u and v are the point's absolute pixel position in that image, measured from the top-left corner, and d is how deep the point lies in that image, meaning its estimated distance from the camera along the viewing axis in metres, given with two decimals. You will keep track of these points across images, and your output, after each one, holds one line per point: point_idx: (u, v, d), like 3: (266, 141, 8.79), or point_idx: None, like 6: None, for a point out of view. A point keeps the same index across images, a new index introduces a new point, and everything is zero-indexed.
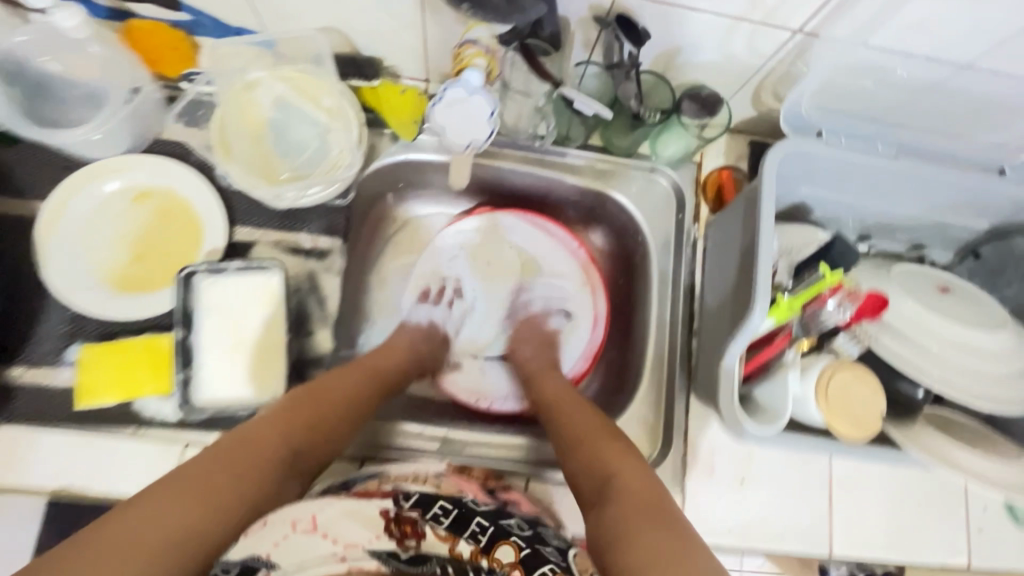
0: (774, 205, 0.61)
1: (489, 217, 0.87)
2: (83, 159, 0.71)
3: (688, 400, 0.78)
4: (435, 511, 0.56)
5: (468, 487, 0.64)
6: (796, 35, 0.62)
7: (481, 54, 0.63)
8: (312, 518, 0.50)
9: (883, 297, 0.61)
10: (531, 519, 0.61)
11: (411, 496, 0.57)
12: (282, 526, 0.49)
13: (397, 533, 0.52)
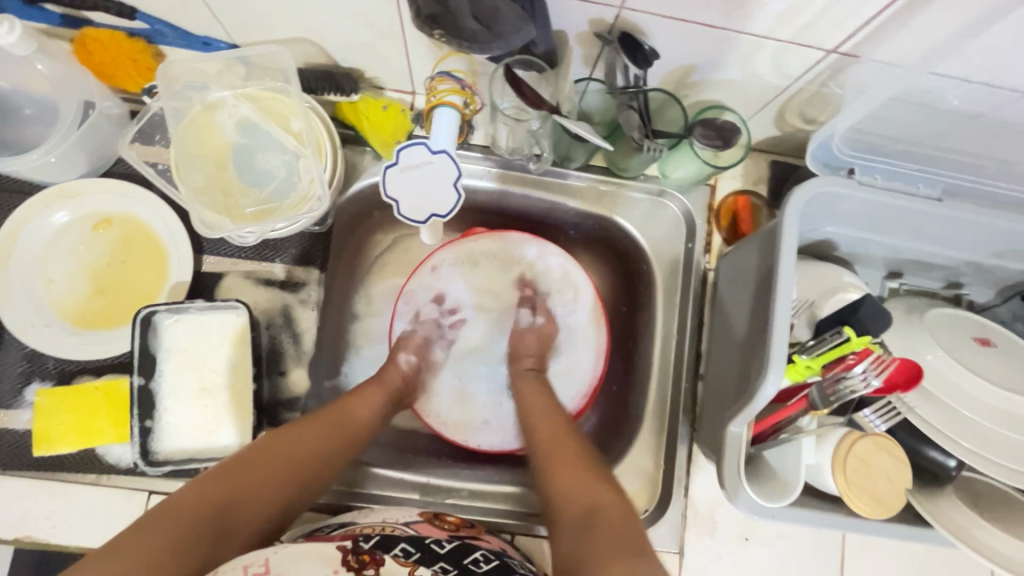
0: (797, 252, 0.53)
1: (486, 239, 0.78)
2: (41, 182, 0.66)
3: (690, 449, 0.72)
4: (397, 551, 0.55)
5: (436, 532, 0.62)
6: (829, 55, 0.53)
7: (455, 89, 0.56)
8: (264, 560, 0.46)
9: (918, 366, 0.56)
10: (496, 552, 0.61)
11: (371, 537, 0.55)
12: (232, 573, 0.45)
13: (356, 563, 0.49)
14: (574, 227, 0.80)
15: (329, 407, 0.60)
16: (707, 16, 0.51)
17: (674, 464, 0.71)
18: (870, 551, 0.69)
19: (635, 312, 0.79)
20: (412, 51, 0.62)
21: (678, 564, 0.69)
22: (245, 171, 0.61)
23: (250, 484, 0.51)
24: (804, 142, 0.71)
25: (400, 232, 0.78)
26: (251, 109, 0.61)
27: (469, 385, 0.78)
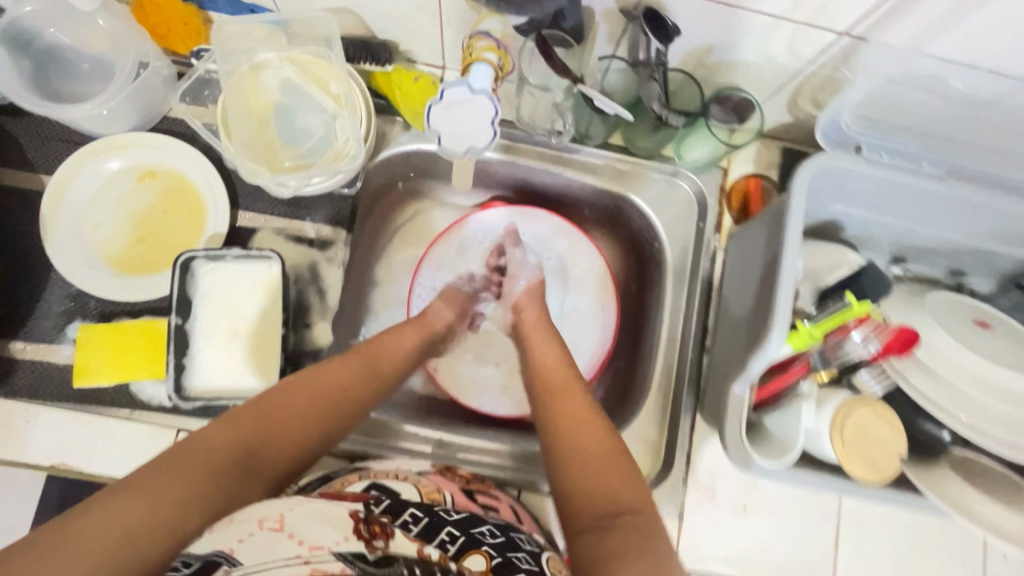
0: (802, 225, 0.56)
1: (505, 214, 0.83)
2: (92, 134, 0.70)
3: (694, 420, 0.74)
4: (406, 518, 0.50)
5: (448, 486, 0.63)
6: (841, 38, 0.56)
7: (491, 48, 0.58)
8: (279, 518, 0.43)
9: (914, 332, 0.56)
10: (503, 528, 0.58)
11: (381, 503, 0.52)
12: (248, 524, 0.43)
13: (367, 533, 0.45)
14: (590, 204, 0.83)
15: (327, 365, 0.60)
16: None
17: (679, 434, 0.73)
18: (865, 527, 0.71)
19: (645, 289, 0.83)
20: (446, 24, 0.65)
21: (678, 529, 0.71)
22: (286, 128, 0.65)
23: (247, 436, 0.52)
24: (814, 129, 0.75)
25: (421, 203, 0.83)
26: (294, 71, 0.65)
27: (483, 352, 0.82)
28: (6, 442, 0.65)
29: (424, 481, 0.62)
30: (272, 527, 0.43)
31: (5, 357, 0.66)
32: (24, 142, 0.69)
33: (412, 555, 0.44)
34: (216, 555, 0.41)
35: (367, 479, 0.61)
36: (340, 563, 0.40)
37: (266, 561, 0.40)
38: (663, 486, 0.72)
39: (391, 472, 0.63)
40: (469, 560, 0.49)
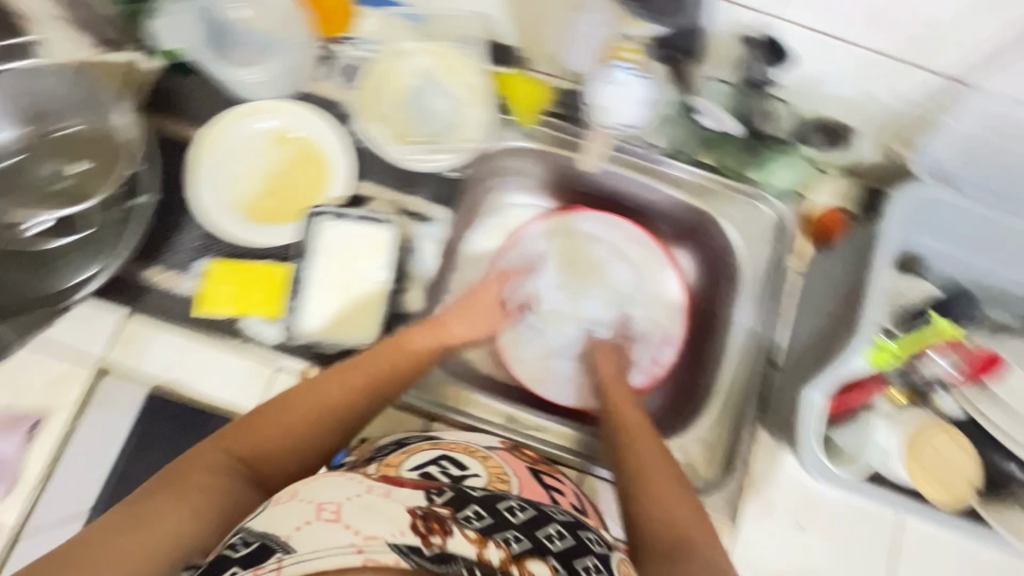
0: (893, 244, 0.59)
1: (585, 220, 0.89)
2: (243, 98, 0.79)
3: (757, 433, 0.76)
4: (467, 512, 0.44)
5: (515, 465, 0.65)
6: (943, 80, 0.61)
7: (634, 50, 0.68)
8: (337, 508, 0.42)
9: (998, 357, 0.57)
10: (571, 526, 0.49)
11: (444, 492, 0.47)
12: (307, 514, 0.43)
13: (423, 529, 0.40)
14: (670, 219, 0.88)
15: (330, 373, 0.61)
16: (841, 30, 0.60)
17: (742, 444, 0.75)
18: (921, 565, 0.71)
19: (714, 305, 0.86)
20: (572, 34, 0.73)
21: (732, 536, 0.72)
22: (421, 109, 0.78)
23: (265, 436, 0.54)
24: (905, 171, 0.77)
25: (503, 201, 0.89)
26: (434, 62, 0.74)
27: (552, 345, 0.86)
28: (128, 354, 0.72)
29: (490, 459, 0.64)
30: (329, 517, 0.41)
31: (139, 279, 0.73)
32: (186, 98, 0.78)
33: (470, 556, 0.39)
34: (275, 538, 0.41)
35: (439, 450, 0.63)
36: (394, 554, 0.37)
37: (321, 548, 0.38)
38: (723, 489, 0.73)
39: (462, 444, 0.65)
40: (532, 566, 0.41)
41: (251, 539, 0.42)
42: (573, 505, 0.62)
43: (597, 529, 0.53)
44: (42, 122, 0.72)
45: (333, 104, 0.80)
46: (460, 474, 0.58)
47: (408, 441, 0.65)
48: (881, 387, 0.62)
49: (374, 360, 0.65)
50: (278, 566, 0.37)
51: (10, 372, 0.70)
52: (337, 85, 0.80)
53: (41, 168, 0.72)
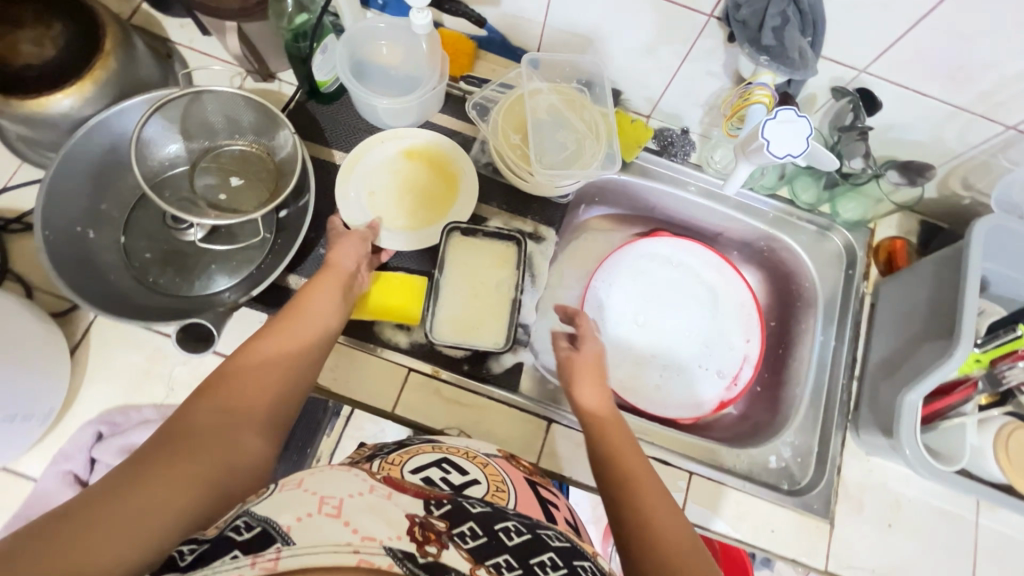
0: (979, 265, 0.69)
1: (669, 242, 0.98)
2: (375, 125, 0.87)
3: (845, 439, 0.82)
4: (463, 529, 0.46)
5: (512, 475, 0.65)
6: (1007, 130, 0.73)
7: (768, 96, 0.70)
8: (338, 504, 0.44)
9: None
10: (567, 555, 0.49)
11: (442, 505, 0.49)
12: (306, 506, 0.43)
13: (420, 537, 0.43)
14: (742, 245, 0.99)
15: (295, 322, 0.65)
16: (924, 86, 0.71)
17: (829, 447, 0.82)
18: (996, 561, 0.78)
19: (788, 323, 0.95)
20: (676, 80, 0.83)
21: (830, 535, 0.78)
22: (546, 141, 0.82)
23: (257, 388, 0.57)
24: (959, 207, 0.88)
25: (595, 230, 1.01)
26: (558, 99, 0.84)
27: (642, 359, 0.95)
28: None
29: (491, 465, 0.64)
30: (330, 512, 0.43)
31: (281, 285, 0.77)
32: (324, 123, 0.86)
33: (462, 569, 0.41)
34: (275, 526, 0.41)
35: (441, 453, 0.64)
36: (389, 559, 0.39)
37: (319, 542, 0.39)
38: (817, 489, 0.79)
39: (462, 449, 0.66)
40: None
41: (252, 523, 0.42)
42: (567, 520, 0.62)
43: (594, 556, 0.53)
44: (211, 138, 0.80)
45: (455, 133, 0.88)
46: (462, 479, 0.59)
47: (410, 441, 0.66)
48: (973, 393, 0.70)
49: (305, 306, 0.67)
50: (278, 553, 0.37)
51: (161, 371, 0.73)
52: (458, 118, 0.89)
53: (204, 179, 0.79)
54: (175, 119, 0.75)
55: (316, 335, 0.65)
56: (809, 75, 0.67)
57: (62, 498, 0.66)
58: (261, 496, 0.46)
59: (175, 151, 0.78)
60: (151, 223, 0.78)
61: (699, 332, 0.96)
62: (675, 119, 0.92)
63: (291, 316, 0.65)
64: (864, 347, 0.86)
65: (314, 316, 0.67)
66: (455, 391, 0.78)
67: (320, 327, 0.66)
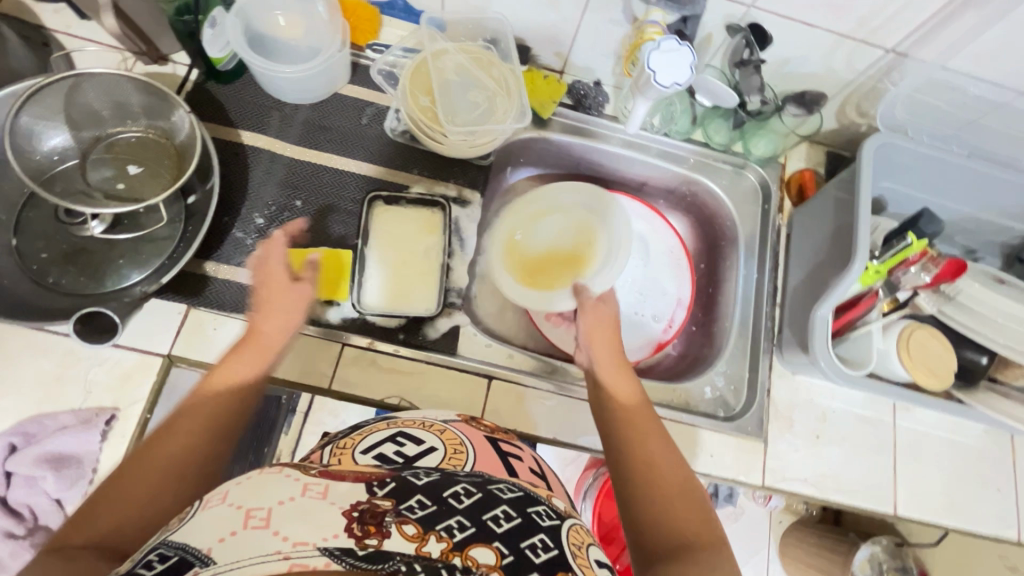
0: (871, 180, 0.73)
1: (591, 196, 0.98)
2: (282, 102, 0.84)
3: (771, 362, 0.87)
4: (410, 502, 0.43)
5: (472, 434, 0.62)
6: (888, 54, 0.77)
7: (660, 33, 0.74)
8: (266, 514, 0.40)
9: (961, 263, 0.75)
10: (520, 505, 0.48)
11: (386, 484, 0.46)
12: (232, 523, 0.39)
13: (358, 531, 0.39)
14: (667, 192, 1.01)
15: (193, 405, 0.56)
16: (809, 16, 0.74)
17: (759, 372, 0.86)
18: (913, 457, 0.84)
19: (716, 264, 0.98)
20: (581, 31, 0.84)
21: (765, 452, 0.82)
22: (459, 103, 0.82)
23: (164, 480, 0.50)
24: (858, 135, 0.92)
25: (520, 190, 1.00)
26: (467, 59, 0.83)
27: None
28: (195, 343, 0.72)
29: (448, 431, 0.61)
30: (258, 524, 0.38)
31: (199, 273, 0.75)
32: (226, 103, 0.83)
33: (409, 552, 0.38)
34: (195, 552, 0.37)
35: (393, 428, 0.61)
36: (325, 558, 0.35)
37: (245, 556, 0.35)
38: (750, 411, 0.84)
39: (418, 419, 0.64)
40: (474, 553, 0.40)
41: (169, 553, 0.38)
42: (532, 468, 0.60)
43: (549, 498, 0.53)
44: (100, 126, 0.75)
45: (367, 104, 0.86)
46: (416, 450, 0.57)
47: (362, 423, 0.64)
48: (876, 301, 0.76)
49: (219, 381, 0.59)
50: None
51: (76, 375, 0.69)
52: (367, 88, 0.87)
53: (98, 170, 0.75)
54: (56, 107, 0.71)
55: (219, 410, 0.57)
56: (699, 7, 0.73)
57: None
58: (184, 518, 0.42)
59: (62, 142, 0.74)
60: (46, 224, 0.74)
61: (631, 283, 0.98)
62: (587, 73, 0.93)
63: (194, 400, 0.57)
64: (784, 275, 0.91)
65: (229, 388, 0.59)
66: (392, 360, 0.77)
67: (225, 399, 0.58)
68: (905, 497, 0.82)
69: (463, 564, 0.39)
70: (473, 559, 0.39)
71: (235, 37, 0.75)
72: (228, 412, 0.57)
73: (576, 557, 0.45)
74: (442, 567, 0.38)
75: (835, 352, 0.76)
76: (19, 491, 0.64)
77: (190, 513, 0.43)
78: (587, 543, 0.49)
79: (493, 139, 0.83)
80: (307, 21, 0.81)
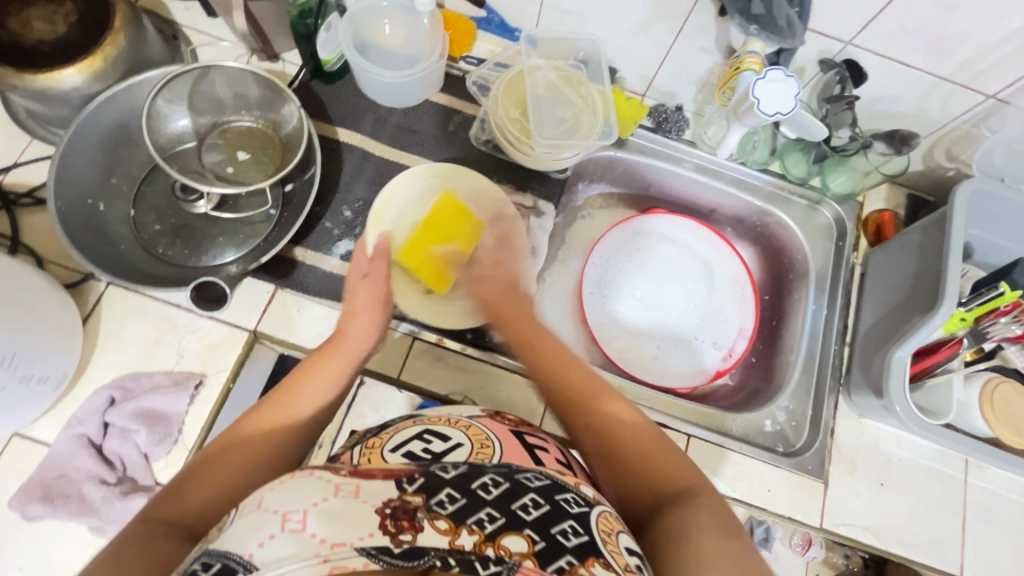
0: (963, 226, 0.72)
1: (659, 218, 0.99)
2: (377, 105, 0.89)
3: (837, 401, 0.85)
4: (441, 497, 0.43)
5: (498, 429, 0.59)
6: (988, 100, 0.76)
7: (758, 63, 0.75)
8: (303, 517, 0.40)
9: None
10: (549, 492, 0.47)
11: (416, 479, 0.44)
12: (269, 525, 0.40)
13: (393, 528, 0.40)
14: (736, 222, 1.01)
15: (280, 410, 0.56)
16: (908, 56, 0.74)
17: (823, 411, 0.84)
18: (985, 518, 0.80)
19: (782, 296, 0.97)
20: (670, 57, 0.86)
21: (823, 493, 0.80)
22: (545, 117, 0.85)
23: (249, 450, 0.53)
24: (944, 179, 0.90)
25: (589, 204, 1.01)
26: (556, 76, 0.86)
27: (641, 334, 0.96)
28: (279, 322, 0.77)
29: (475, 427, 0.58)
30: (296, 528, 0.39)
31: (289, 257, 0.79)
32: (326, 102, 0.88)
33: (442, 547, 0.39)
34: (238, 557, 0.38)
35: (419, 425, 0.59)
36: (362, 558, 0.38)
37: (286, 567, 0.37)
38: (811, 450, 0.82)
39: (444, 417, 0.61)
40: (506, 542, 0.41)
41: (212, 560, 0.39)
42: (560, 461, 0.57)
43: (577, 485, 0.51)
44: (218, 114, 0.82)
45: (455, 112, 0.90)
46: (444, 447, 0.54)
47: (390, 421, 0.60)
48: (959, 350, 0.72)
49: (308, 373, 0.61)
50: None
51: (172, 340, 0.74)
52: (456, 97, 0.91)
53: (211, 154, 0.81)
54: (184, 93, 0.77)
55: (308, 416, 0.57)
56: (797, 43, 0.71)
57: (76, 460, 0.68)
58: (222, 525, 0.43)
59: (184, 126, 0.81)
60: (160, 198, 0.80)
61: (692, 307, 0.97)
62: (669, 97, 0.95)
63: (279, 401, 0.57)
64: (855, 315, 0.89)
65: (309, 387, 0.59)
66: (459, 358, 0.80)
67: (312, 408, 0.58)
68: (972, 559, 0.78)
69: (497, 556, 0.40)
70: (506, 550, 0.41)
71: (346, 41, 0.82)
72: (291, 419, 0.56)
73: (606, 543, 0.45)
74: (476, 560, 0.39)
75: (911, 399, 0.74)
76: (114, 442, 0.69)
77: (225, 522, 0.43)
78: (616, 529, 0.48)
79: (575, 153, 0.85)
80: (411, 31, 0.86)
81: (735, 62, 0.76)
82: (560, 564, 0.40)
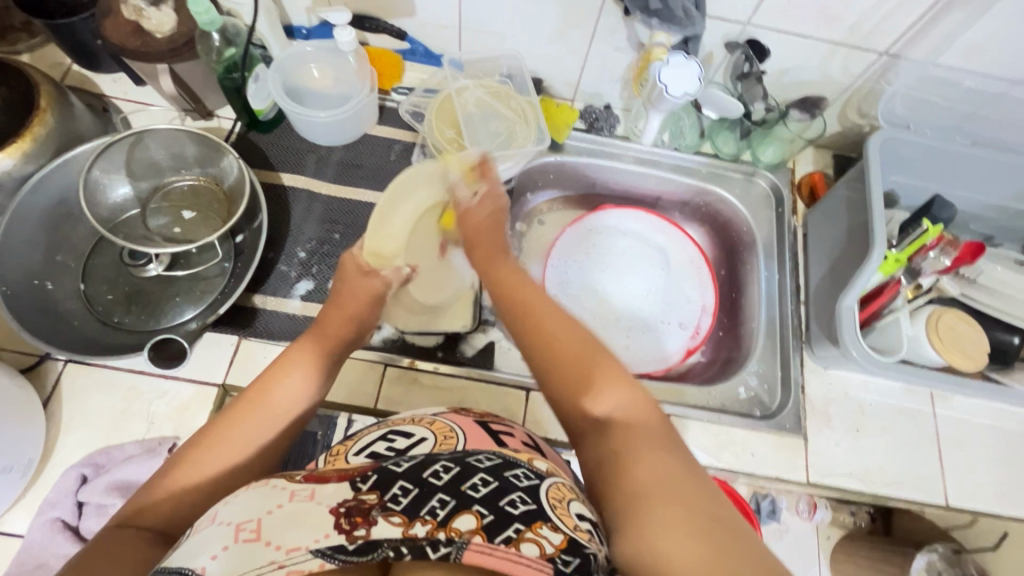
0: (881, 172, 0.77)
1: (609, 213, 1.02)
2: (315, 146, 0.91)
3: (803, 359, 0.88)
4: (394, 491, 0.44)
5: (462, 420, 0.59)
6: (882, 56, 0.82)
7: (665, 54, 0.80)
8: (257, 525, 0.41)
9: (979, 243, 0.77)
10: (499, 469, 0.48)
11: (369, 477, 0.46)
12: (223, 537, 0.41)
13: (347, 525, 0.41)
14: (682, 205, 1.04)
15: (259, 413, 0.57)
16: (803, 29, 0.80)
17: (791, 370, 0.87)
18: (960, 445, 0.84)
19: (736, 268, 1.00)
20: (590, 60, 0.91)
21: (805, 449, 0.82)
22: (480, 133, 0.88)
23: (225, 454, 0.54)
24: (861, 135, 0.96)
25: (540, 211, 1.04)
26: (485, 94, 0.90)
27: (611, 328, 0.97)
28: (248, 372, 0.76)
29: (438, 422, 0.59)
30: (249, 537, 0.40)
31: (249, 306, 0.80)
32: (266, 150, 0.90)
33: (395, 537, 0.40)
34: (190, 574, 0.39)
35: (385, 426, 0.59)
36: (319, 559, 0.38)
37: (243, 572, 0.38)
38: (786, 409, 0.85)
39: (408, 416, 0.61)
40: (457, 523, 0.42)
41: None
42: (525, 442, 0.58)
43: (531, 461, 0.51)
44: (157, 177, 0.83)
45: (394, 141, 0.93)
46: (407, 443, 0.55)
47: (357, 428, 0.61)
48: (900, 289, 0.78)
49: (280, 375, 0.60)
50: None
51: (140, 408, 0.73)
52: (393, 127, 0.94)
53: (157, 218, 0.82)
54: (120, 161, 0.78)
55: (288, 410, 0.59)
56: (698, 29, 0.77)
57: (54, 547, 0.66)
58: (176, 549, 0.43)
59: (125, 194, 0.81)
60: (110, 269, 0.80)
61: (650, 293, 1.00)
62: (597, 98, 0.99)
63: (258, 402, 0.58)
64: (805, 274, 0.92)
65: (282, 394, 0.59)
66: (433, 377, 0.80)
67: (290, 405, 0.59)
68: (955, 488, 0.81)
69: (448, 537, 0.41)
70: (456, 530, 0.41)
71: (274, 87, 0.83)
72: (267, 422, 0.57)
73: (555, 509, 0.46)
74: (427, 545, 0.40)
75: (866, 343, 0.77)
76: (92, 521, 0.67)
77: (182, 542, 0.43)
78: (569, 498, 0.49)
79: (515, 162, 0.88)
80: (339, 71, 0.89)
81: (645, 55, 0.81)
82: (507, 533, 0.42)
